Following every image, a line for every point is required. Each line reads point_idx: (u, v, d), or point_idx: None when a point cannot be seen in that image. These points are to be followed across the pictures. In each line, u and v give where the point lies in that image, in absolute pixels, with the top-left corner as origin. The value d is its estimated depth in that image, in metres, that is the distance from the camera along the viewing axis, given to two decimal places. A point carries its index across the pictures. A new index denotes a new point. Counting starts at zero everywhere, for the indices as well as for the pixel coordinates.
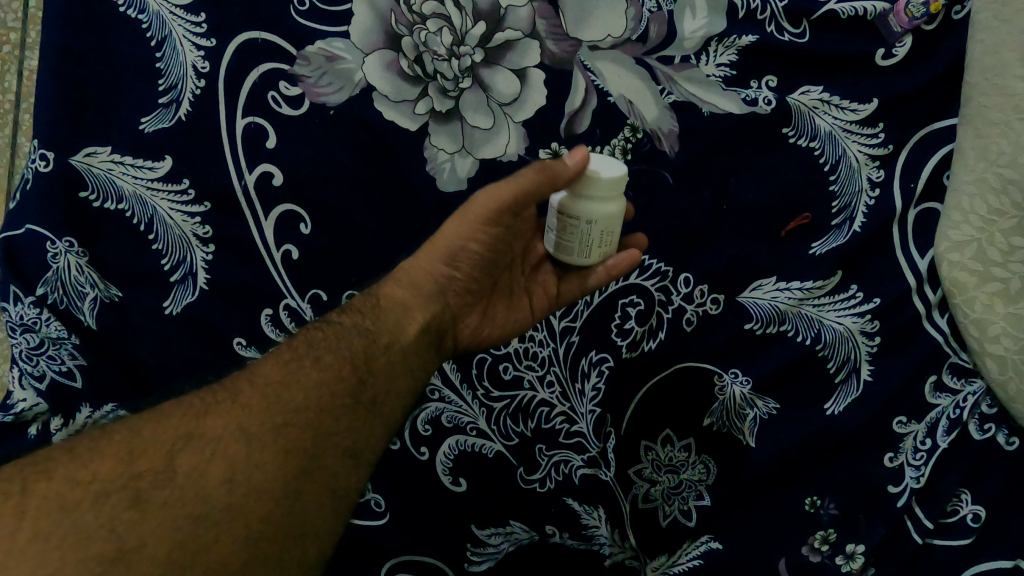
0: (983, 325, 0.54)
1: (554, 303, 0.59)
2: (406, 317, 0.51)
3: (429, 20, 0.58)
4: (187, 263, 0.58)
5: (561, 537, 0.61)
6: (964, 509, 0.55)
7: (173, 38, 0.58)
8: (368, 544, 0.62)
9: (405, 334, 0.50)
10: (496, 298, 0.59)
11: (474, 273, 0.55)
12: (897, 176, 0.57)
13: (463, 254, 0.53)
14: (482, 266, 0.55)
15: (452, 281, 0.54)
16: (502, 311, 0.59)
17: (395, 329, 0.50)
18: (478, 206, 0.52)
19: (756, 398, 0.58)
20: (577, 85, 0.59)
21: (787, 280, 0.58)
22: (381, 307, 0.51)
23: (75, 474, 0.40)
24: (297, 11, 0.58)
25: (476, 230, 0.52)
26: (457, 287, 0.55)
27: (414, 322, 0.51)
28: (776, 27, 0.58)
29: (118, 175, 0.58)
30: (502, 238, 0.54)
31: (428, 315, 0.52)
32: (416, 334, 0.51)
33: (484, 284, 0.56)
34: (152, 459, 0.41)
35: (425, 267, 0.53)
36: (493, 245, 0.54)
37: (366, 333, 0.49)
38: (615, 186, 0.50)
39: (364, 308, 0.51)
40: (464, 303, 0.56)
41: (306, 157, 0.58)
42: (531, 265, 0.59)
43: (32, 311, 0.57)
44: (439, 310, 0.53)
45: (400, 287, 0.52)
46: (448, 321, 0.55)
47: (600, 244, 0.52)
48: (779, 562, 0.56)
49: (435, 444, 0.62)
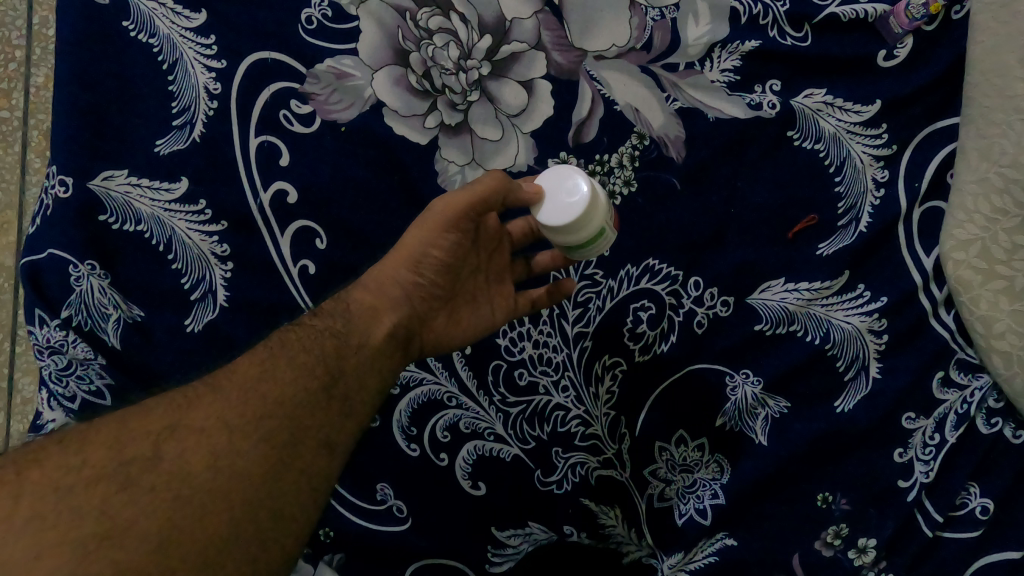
0: (988, 322, 0.55)
1: (512, 312, 0.60)
2: (374, 320, 0.52)
3: (436, 35, 0.60)
4: (207, 281, 0.59)
5: (580, 537, 0.62)
6: (972, 502, 0.57)
7: (185, 60, 0.59)
8: (390, 550, 0.63)
9: (374, 333, 0.51)
10: (463, 301, 0.59)
11: (438, 280, 0.56)
12: (901, 177, 0.58)
13: (427, 262, 0.54)
14: (445, 272, 0.55)
15: (418, 287, 0.55)
16: (466, 317, 0.59)
17: (362, 330, 0.51)
18: (439, 215, 0.53)
19: (768, 397, 0.59)
20: (583, 95, 0.60)
21: (795, 281, 0.59)
22: (351, 306, 0.52)
23: (101, 501, 0.40)
24: (305, 29, 0.59)
25: (438, 237, 0.54)
26: (422, 293, 0.55)
27: (384, 325, 0.52)
28: (779, 31, 0.60)
29: (135, 197, 0.59)
30: (464, 245, 0.55)
31: (397, 318, 0.53)
32: (385, 335, 0.52)
33: (450, 288, 0.57)
34: (182, 487, 0.41)
35: (389, 273, 0.54)
36: (455, 250, 0.55)
37: (342, 338, 0.50)
38: (594, 191, 0.51)
39: (336, 310, 0.52)
40: (431, 309, 0.56)
41: (320, 173, 0.59)
42: (499, 269, 0.60)
43: (60, 333, 0.58)
44: (404, 315, 0.54)
45: (366, 290, 0.53)
46: (415, 323, 0.55)
47: (592, 250, 0.53)
48: (793, 557, 0.58)
49: (454, 449, 0.63)
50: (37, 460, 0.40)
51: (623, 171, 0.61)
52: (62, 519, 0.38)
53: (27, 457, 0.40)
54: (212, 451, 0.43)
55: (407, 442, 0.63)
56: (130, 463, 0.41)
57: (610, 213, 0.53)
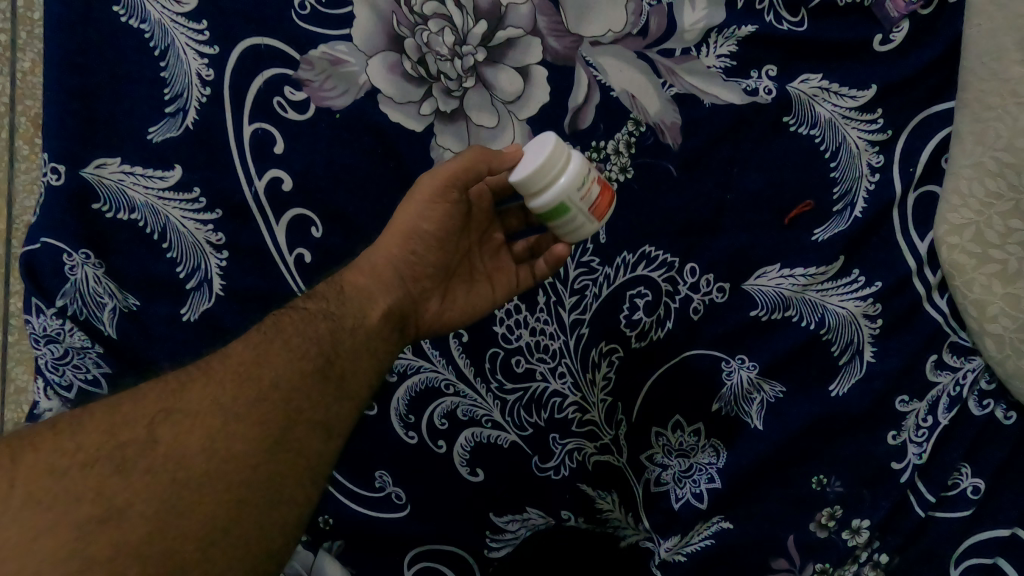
0: (982, 306, 0.56)
1: (509, 289, 0.60)
2: (370, 302, 0.52)
3: (431, 21, 0.59)
4: (203, 270, 0.59)
5: (576, 521, 0.64)
6: (964, 483, 0.58)
7: (177, 46, 0.58)
8: (389, 536, 0.63)
9: (369, 315, 0.52)
10: (458, 281, 0.59)
11: (430, 256, 0.56)
12: (896, 162, 0.58)
13: (418, 236, 0.54)
14: (437, 248, 0.55)
15: (410, 265, 0.55)
16: (462, 296, 0.59)
17: (357, 311, 0.51)
18: (427, 186, 0.54)
19: (764, 382, 0.60)
20: (579, 81, 0.60)
21: (791, 267, 0.59)
22: (346, 290, 0.52)
23: (96, 492, 0.39)
24: (298, 15, 0.58)
25: (426, 209, 0.54)
26: (415, 271, 0.55)
27: (378, 305, 0.52)
28: (775, 16, 0.59)
29: (129, 185, 0.58)
30: (453, 217, 0.55)
31: (391, 300, 0.53)
32: (380, 316, 0.52)
33: (444, 269, 0.57)
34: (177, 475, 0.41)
35: (383, 252, 0.54)
36: (445, 223, 0.55)
37: (336, 320, 0.50)
38: (546, 167, 0.50)
39: (330, 294, 0.52)
40: (425, 288, 0.56)
41: (315, 161, 0.59)
42: (493, 249, 0.61)
43: (56, 322, 0.57)
44: (399, 294, 0.54)
45: (361, 273, 0.53)
46: (408, 305, 0.55)
47: (559, 225, 0.53)
48: (788, 538, 0.59)
49: (452, 437, 0.63)
50: (35, 450, 0.40)
51: (619, 158, 0.60)
52: (57, 509, 0.38)
53: (27, 447, 0.40)
54: (208, 440, 0.42)
55: (405, 430, 0.63)
56: (126, 453, 0.41)
57: (578, 187, 0.51)
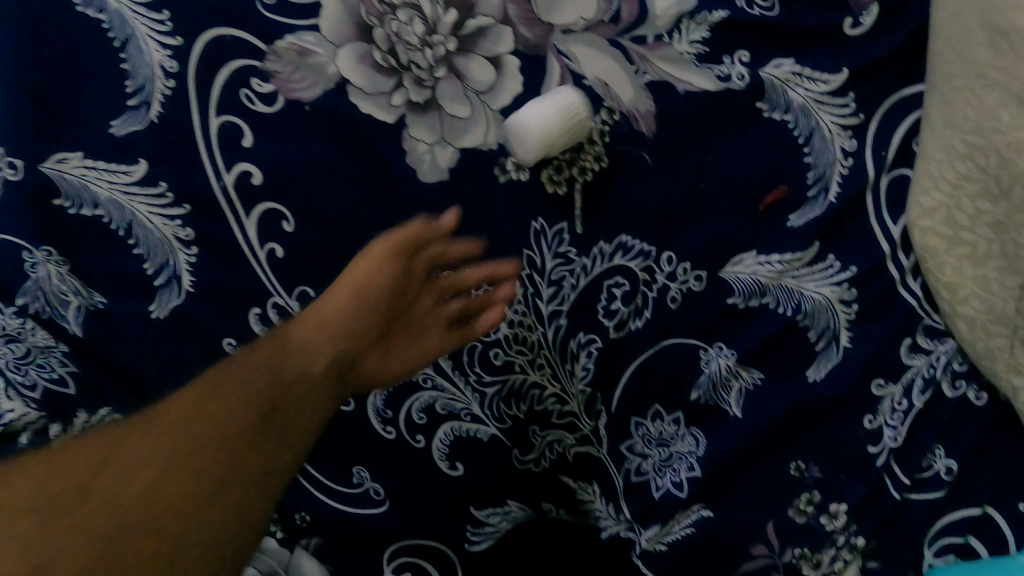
0: (953, 288, 0.56)
1: (457, 340, 0.59)
2: (309, 356, 0.51)
3: (400, 10, 0.58)
4: (171, 266, 0.58)
5: (558, 512, 0.65)
6: (938, 464, 0.58)
7: (138, 38, 0.57)
8: (369, 532, 0.63)
9: (307, 369, 0.50)
10: (405, 331, 0.58)
11: (375, 314, 0.56)
12: (868, 145, 0.58)
13: (368, 290, 0.55)
14: (383, 299, 0.56)
15: (354, 328, 0.54)
16: (408, 349, 0.58)
17: (295, 364, 0.50)
18: (377, 250, 0.56)
19: (742, 369, 0.60)
20: (552, 70, 0.59)
21: (766, 253, 0.59)
22: (286, 342, 0.51)
23: None
24: (264, 5, 0.57)
25: (376, 265, 0.56)
26: (359, 331, 0.54)
27: (318, 360, 0.51)
28: (746, 1, 0.59)
29: (92, 180, 0.57)
30: (396, 280, 0.56)
31: (330, 358, 0.52)
32: (320, 373, 0.51)
33: (388, 319, 0.57)
34: None
35: (330, 305, 0.54)
36: (391, 275, 0.56)
37: (275, 369, 0.49)
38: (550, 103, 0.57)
39: (269, 347, 0.50)
40: (370, 343, 0.56)
41: (285, 155, 0.58)
42: (440, 302, 0.60)
43: (16, 321, 0.56)
44: (341, 348, 0.53)
45: (305, 326, 0.52)
46: (351, 361, 0.54)
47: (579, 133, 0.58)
48: (768, 524, 0.59)
49: (431, 431, 0.62)
50: None
51: (593, 147, 0.60)
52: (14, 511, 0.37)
53: None
54: None
55: (383, 426, 0.62)
56: None
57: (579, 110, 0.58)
